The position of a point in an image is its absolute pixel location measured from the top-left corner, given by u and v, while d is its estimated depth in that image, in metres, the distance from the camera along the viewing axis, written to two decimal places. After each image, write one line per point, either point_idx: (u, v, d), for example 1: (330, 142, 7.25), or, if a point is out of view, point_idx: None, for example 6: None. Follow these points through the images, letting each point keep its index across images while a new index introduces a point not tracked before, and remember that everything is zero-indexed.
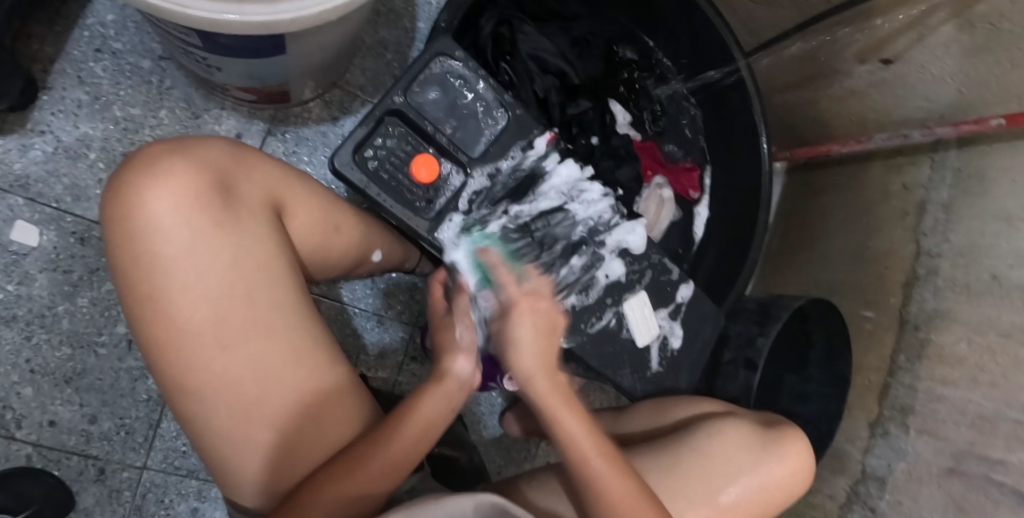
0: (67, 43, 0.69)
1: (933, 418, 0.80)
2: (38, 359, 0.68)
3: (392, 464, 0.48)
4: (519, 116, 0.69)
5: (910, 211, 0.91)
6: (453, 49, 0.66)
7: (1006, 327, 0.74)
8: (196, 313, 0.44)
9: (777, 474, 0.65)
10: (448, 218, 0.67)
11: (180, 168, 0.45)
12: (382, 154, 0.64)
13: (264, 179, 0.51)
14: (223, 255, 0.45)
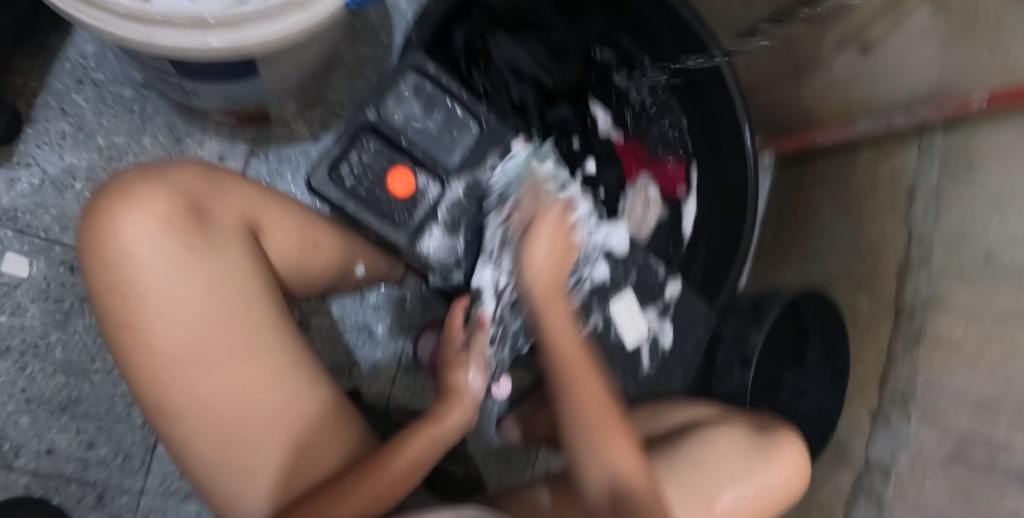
0: (49, 77, 0.70)
1: (934, 405, 0.79)
2: (33, 388, 0.68)
3: (384, 486, 0.48)
4: (494, 125, 0.68)
5: (901, 198, 0.91)
6: (424, 64, 0.65)
7: (1002, 310, 0.74)
8: (173, 336, 0.44)
9: (773, 480, 0.67)
10: (428, 231, 0.64)
11: (154, 194, 0.46)
12: (358, 171, 0.63)
13: (239, 201, 0.51)
14: (198, 277, 0.45)
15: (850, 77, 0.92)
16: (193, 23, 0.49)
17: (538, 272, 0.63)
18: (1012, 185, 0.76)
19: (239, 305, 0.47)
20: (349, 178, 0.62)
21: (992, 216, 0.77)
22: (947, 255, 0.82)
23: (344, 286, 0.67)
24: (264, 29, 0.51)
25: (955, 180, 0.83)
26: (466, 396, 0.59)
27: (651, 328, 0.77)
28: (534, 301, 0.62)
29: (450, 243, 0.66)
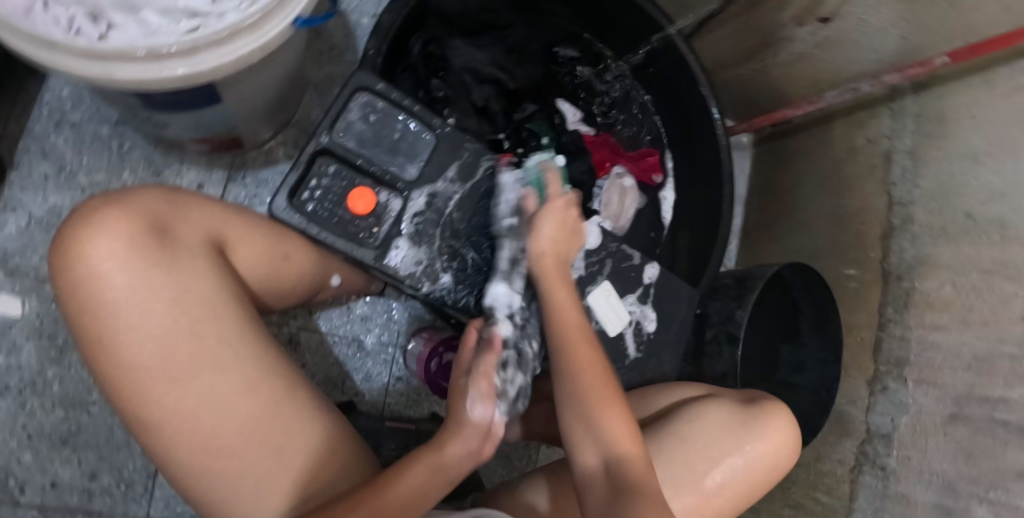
0: (29, 122, 0.73)
1: (929, 366, 0.78)
2: (33, 423, 0.70)
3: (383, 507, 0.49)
4: (451, 134, 0.69)
5: (878, 164, 0.91)
6: (374, 82, 0.66)
7: (988, 265, 0.74)
8: (147, 351, 0.45)
9: (763, 452, 0.68)
10: (395, 244, 0.66)
11: (114, 215, 0.46)
12: (319, 194, 0.64)
13: (201, 219, 0.52)
14: (164, 294, 0.46)
15: (814, 49, 0.91)
16: (147, 55, 0.51)
17: (546, 253, 0.68)
18: (987, 139, 0.76)
19: (208, 319, 0.48)
20: (311, 203, 0.63)
21: (968, 172, 0.78)
22: (927, 215, 0.82)
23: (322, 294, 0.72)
24: (217, 55, 0.53)
25: (929, 139, 0.84)
26: (468, 425, 0.56)
27: (632, 316, 0.77)
28: (541, 276, 0.67)
29: (417, 253, 0.67)
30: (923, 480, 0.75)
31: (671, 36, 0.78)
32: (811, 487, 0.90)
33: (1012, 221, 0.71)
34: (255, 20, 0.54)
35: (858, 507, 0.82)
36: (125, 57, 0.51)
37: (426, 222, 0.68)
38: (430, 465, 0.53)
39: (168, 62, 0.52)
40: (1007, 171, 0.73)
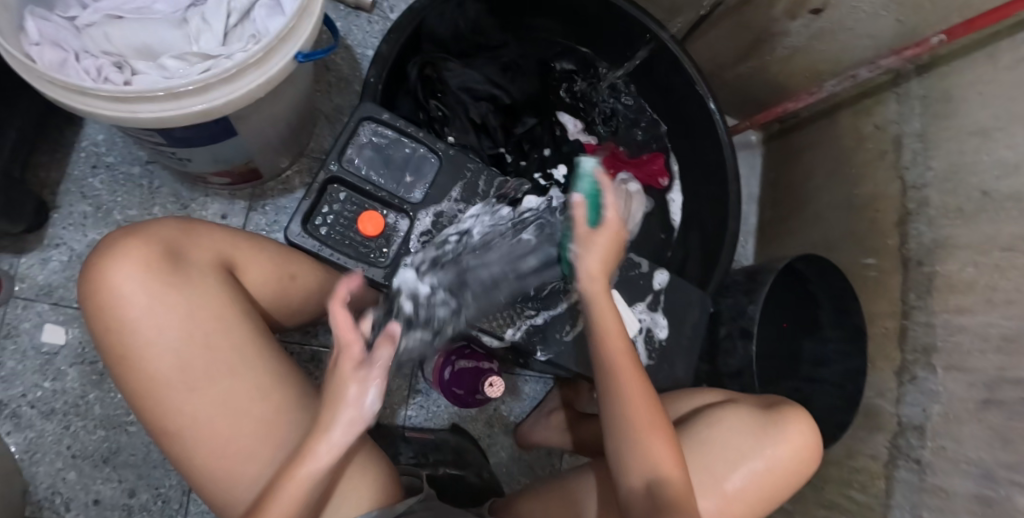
0: (69, 166, 0.80)
1: (958, 351, 0.75)
2: (77, 444, 0.75)
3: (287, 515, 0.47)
4: (454, 155, 0.70)
5: (888, 149, 0.90)
6: (379, 113, 0.68)
7: (1009, 241, 0.71)
8: (165, 363, 0.48)
9: (781, 456, 0.65)
10: (404, 262, 0.67)
11: (132, 240, 0.49)
12: (331, 219, 0.66)
13: (213, 241, 0.55)
14: (178, 312, 0.49)
15: (810, 42, 0.91)
16: (165, 95, 0.54)
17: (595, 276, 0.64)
18: (995, 115, 0.75)
19: (218, 334, 0.50)
20: (321, 228, 0.65)
21: (980, 149, 0.77)
22: (943, 197, 0.81)
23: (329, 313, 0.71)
24: (229, 91, 0.56)
25: (938, 120, 0.83)
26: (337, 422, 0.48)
27: (643, 323, 0.77)
28: (590, 297, 0.64)
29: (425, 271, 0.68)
30: (961, 471, 0.72)
31: (661, 35, 0.80)
32: (845, 485, 0.86)
33: None
34: (259, 57, 0.56)
35: (894, 503, 0.78)
36: (146, 99, 0.54)
37: (433, 239, 0.68)
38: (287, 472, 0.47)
39: (185, 100, 0.55)
40: (1019, 145, 0.71)
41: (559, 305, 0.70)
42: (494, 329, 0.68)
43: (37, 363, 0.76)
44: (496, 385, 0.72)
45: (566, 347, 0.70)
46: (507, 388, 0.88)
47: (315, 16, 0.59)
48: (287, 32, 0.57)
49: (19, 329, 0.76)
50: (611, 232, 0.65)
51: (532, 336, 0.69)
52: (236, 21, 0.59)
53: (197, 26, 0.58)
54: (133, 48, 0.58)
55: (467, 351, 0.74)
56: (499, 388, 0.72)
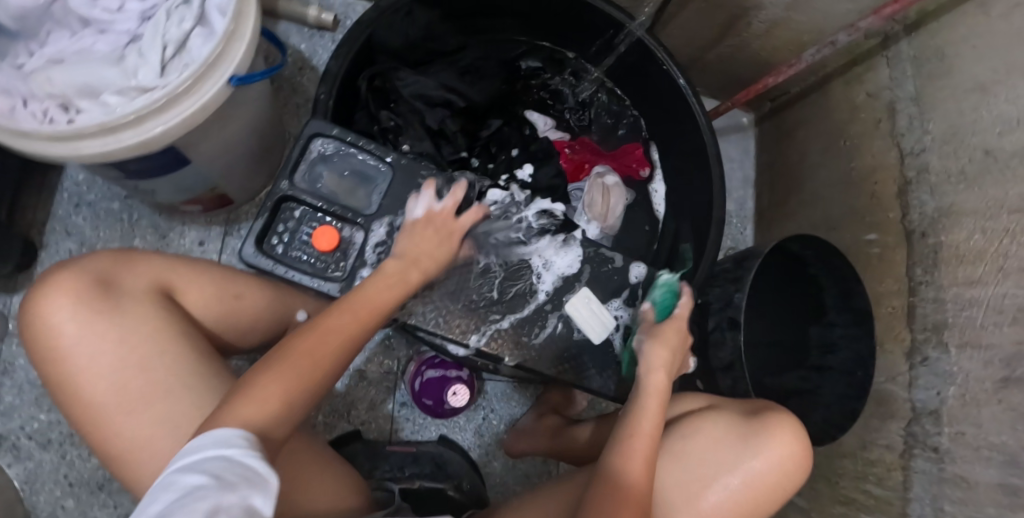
0: (53, 206, 0.83)
1: (971, 326, 0.68)
2: (74, 472, 0.78)
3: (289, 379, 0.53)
4: (405, 163, 0.69)
5: (882, 117, 0.84)
6: (329, 129, 0.67)
7: (1017, 202, 0.65)
8: (101, 387, 0.51)
9: (760, 469, 0.62)
10: (361, 275, 0.66)
11: (62, 276, 0.53)
12: (286, 237, 0.66)
13: (149, 269, 0.57)
14: (109, 338, 0.52)
15: (787, 13, 0.84)
16: (100, 130, 0.56)
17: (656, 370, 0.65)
18: (992, 68, 0.70)
19: (153, 356, 0.52)
20: (277, 246, 0.65)
21: (979, 106, 0.71)
22: (942, 161, 0.75)
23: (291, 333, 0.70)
24: (165, 120, 0.58)
25: (932, 81, 0.77)
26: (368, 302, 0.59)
27: (621, 322, 0.71)
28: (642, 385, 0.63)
29: None
30: (983, 458, 0.65)
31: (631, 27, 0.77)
32: (860, 479, 0.80)
33: None
34: (190, 84, 0.58)
35: (914, 496, 0.72)
36: (85, 136, 0.56)
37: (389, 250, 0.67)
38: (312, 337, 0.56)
39: (123, 134, 0.57)
40: (1021, 97, 0.66)
41: (523, 308, 0.68)
42: (456, 336, 0.66)
43: (33, 397, 0.79)
44: (460, 394, 0.79)
45: (536, 351, 0.68)
46: (495, 396, 0.87)
47: (246, 40, 0.60)
48: (216, 58, 0.58)
49: (15, 364, 0.80)
50: (676, 333, 0.68)
51: (495, 343, 0.67)
52: (173, 52, 0.61)
53: (135, 62, 0.60)
54: (74, 87, 0.59)
55: (437, 359, 0.80)
56: (462, 397, 0.79)
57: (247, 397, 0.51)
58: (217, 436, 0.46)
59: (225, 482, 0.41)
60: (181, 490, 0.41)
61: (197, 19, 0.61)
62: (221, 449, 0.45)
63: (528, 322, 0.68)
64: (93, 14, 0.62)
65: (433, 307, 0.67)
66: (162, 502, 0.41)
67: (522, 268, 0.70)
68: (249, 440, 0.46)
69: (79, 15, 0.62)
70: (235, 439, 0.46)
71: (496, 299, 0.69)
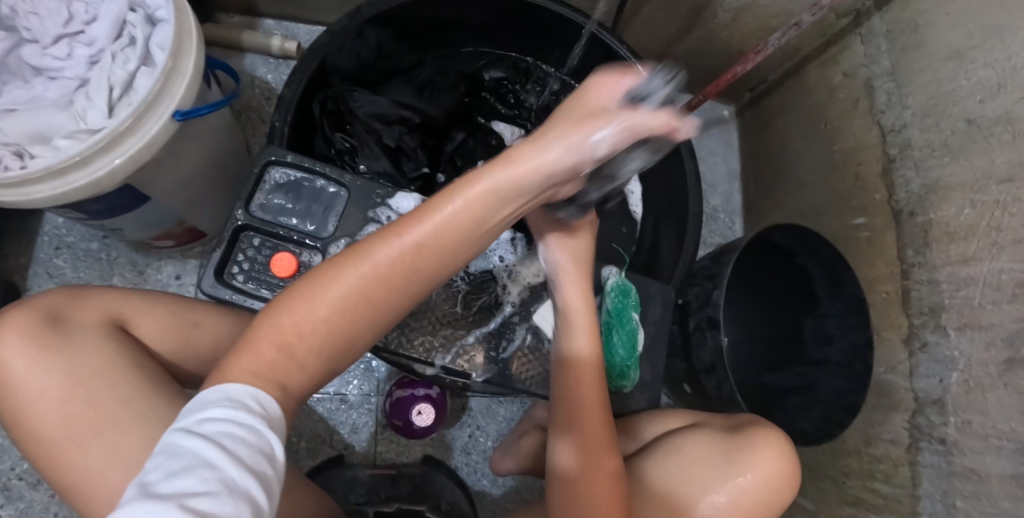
0: (35, 250, 0.87)
1: (969, 307, 0.63)
2: (63, 509, 0.81)
3: (302, 324, 0.45)
4: (362, 181, 0.67)
5: (860, 96, 0.81)
6: (284, 154, 0.66)
7: (1007, 171, 0.61)
8: (51, 422, 0.50)
9: (747, 485, 0.58)
10: None
11: (12, 315, 0.53)
12: (246, 266, 0.64)
13: (100, 304, 0.57)
14: (57, 372, 0.51)
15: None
16: (48, 174, 0.55)
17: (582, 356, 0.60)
18: (965, 34, 0.66)
19: (101, 390, 0.51)
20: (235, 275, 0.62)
21: (956, 75, 0.67)
22: (925, 135, 0.70)
23: None
24: (111, 160, 0.58)
25: (907, 53, 0.74)
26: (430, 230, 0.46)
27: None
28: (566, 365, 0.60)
29: None
30: (993, 448, 0.59)
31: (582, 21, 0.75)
32: (867, 477, 0.75)
33: (1017, 114, 0.60)
34: (132, 123, 0.57)
35: (923, 493, 0.66)
36: (34, 180, 0.55)
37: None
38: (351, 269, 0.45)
39: (71, 176, 0.56)
40: (998, 61, 0.62)
41: (489, 323, 0.66)
42: (421, 356, 0.64)
43: None
44: (425, 414, 0.78)
45: (505, 365, 0.65)
46: (480, 412, 0.87)
47: (188, 76, 0.60)
48: (157, 95, 0.58)
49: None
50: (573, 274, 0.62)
51: (462, 360, 0.64)
52: (120, 93, 0.61)
53: (83, 105, 0.60)
54: (26, 135, 0.60)
55: (406, 379, 0.80)
56: (427, 416, 0.78)
57: (252, 340, 0.45)
58: (232, 392, 0.42)
59: (240, 461, 0.38)
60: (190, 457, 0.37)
61: (142, 59, 0.61)
62: (234, 414, 0.40)
63: (495, 337, 0.65)
64: (43, 62, 0.63)
65: (396, 328, 0.64)
66: (168, 468, 0.36)
67: (490, 283, 0.69)
68: (262, 401, 0.42)
69: (30, 64, 0.63)
70: (249, 404, 0.42)
71: (461, 315, 0.67)
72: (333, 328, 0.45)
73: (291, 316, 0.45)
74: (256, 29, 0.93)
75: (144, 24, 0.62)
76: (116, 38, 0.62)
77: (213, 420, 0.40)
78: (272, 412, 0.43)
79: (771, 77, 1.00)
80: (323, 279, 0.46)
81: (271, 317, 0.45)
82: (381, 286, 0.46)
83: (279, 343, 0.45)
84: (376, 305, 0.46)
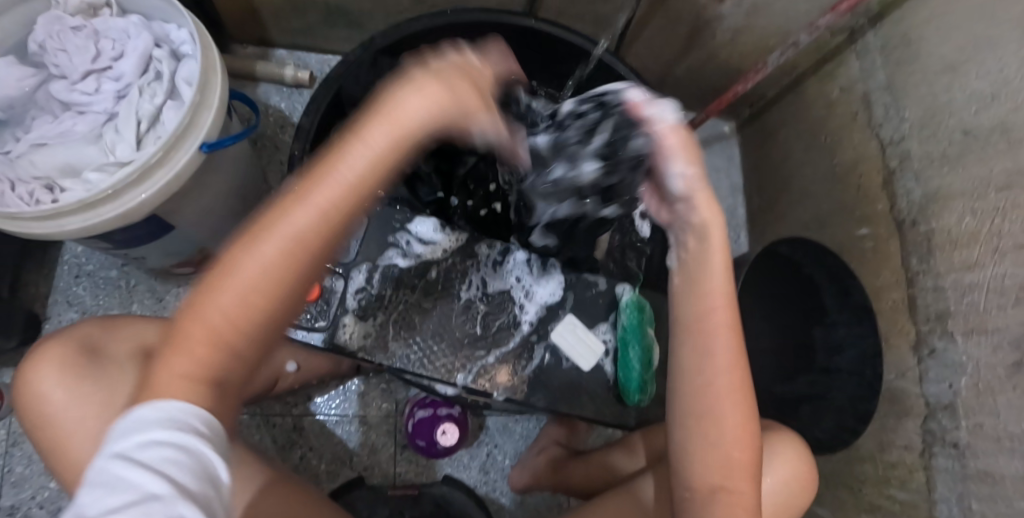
0: (54, 279, 0.88)
1: (975, 312, 0.64)
2: None
3: (241, 307, 0.41)
4: (380, 209, 0.68)
5: (858, 109, 0.83)
6: None
7: (1004, 179, 0.63)
8: (88, 450, 0.51)
9: (768, 489, 0.62)
10: (343, 323, 0.64)
11: (51, 346, 0.55)
12: None
13: (132, 333, 0.59)
14: (92, 401, 0.53)
15: (748, 20, 0.84)
16: (80, 206, 0.57)
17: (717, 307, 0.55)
18: (958, 48, 0.69)
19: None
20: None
21: (951, 86, 0.70)
22: (923, 146, 0.73)
23: (284, 383, 0.75)
24: (141, 191, 0.59)
25: (902, 68, 0.76)
26: (338, 184, 0.42)
27: (610, 346, 0.69)
28: (692, 327, 0.56)
29: (365, 328, 0.65)
30: (1005, 449, 0.60)
31: (588, 45, 0.77)
32: (883, 484, 0.76)
33: (1012, 124, 0.62)
34: (162, 156, 0.59)
35: (939, 497, 0.67)
36: (68, 212, 0.57)
37: (370, 297, 0.66)
38: (272, 234, 0.41)
39: (102, 208, 0.58)
40: (991, 73, 0.65)
41: (508, 342, 0.68)
42: (444, 376, 0.66)
43: (42, 465, 0.84)
44: (449, 433, 0.79)
45: (526, 383, 0.67)
46: (497, 431, 0.88)
47: (213, 108, 0.62)
48: (185, 128, 0.60)
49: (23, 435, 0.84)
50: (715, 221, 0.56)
51: (483, 379, 0.66)
52: (147, 127, 0.63)
53: (112, 139, 0.63)
54: (56, 168, 0.62)
55: (427, 399, 0.81)
56: (451, 436, 0.79)
57: (179, 344, 0.41)
58: (169, 409, 0.40)
59: (181, 492, 0.37)
60: (131, 492, 0.36)
61: (168, 93, 0.64)
62: (174, 437, 0.39)
63: (515, 356, 0.67)
64: (72, 97, 0.65)
65: (418, 350, 0.66)
66: (109, 503, 0.35)
67: (507, 301, 0.69)
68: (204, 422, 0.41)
69: (58, 99, 0.66)
70: (181, 415, 0.40)
71: (481, 335, 0.68)
72: (260, 321, 0.42)
73: (220, 303, 0.41)
74: (270, 60, 0.96)
75: (169, 59, 0.65)
76: (143, 74, 0.65)
77: (151, 445, 0.38)
78: (210, 424, 0.41)
79: (769, 93, 1.02)
80: (248, 260, 0.41)
81: (199, 312, 0.41)
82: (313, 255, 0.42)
83: (209, 345, 0.42)
84: (306, 271, 0.42)
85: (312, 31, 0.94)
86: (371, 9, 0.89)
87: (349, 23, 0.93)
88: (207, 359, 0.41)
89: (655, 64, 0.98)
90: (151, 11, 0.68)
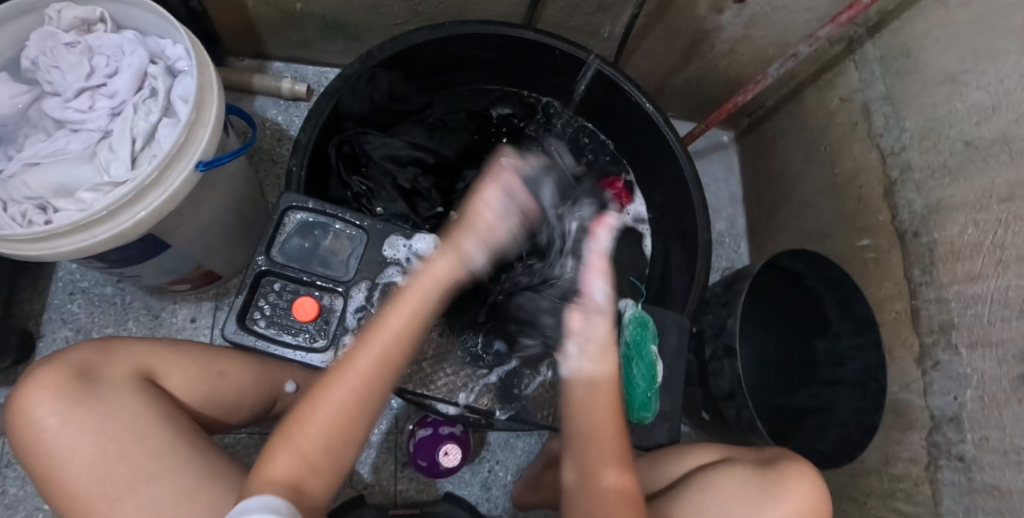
0: (48, 296, 0.87)
1: (979, 324, 0.64)
2: None
3: (322, 429, 0.51)
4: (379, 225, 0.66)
5: (858, 119, 0.83)
6: (304, 200, 0.65)
7: (1006, 190, 0.62)
8: (85, 478, 0.51)
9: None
10: (344, 342, 0.62)
11: (44, 369, 0.54)
12: (268, 311, 0.62)
13: (128, 356, 0.58)
14: (89, 427, 0.52)
15: (746, 30, 0.84)
16: (72, 228, 0.56)
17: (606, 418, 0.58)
18: (958, 58, 0.69)
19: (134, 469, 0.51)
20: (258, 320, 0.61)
21: (951, 97, 0.70)
22: (924, 157, 0.72)
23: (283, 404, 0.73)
24: (135, 213, 0.58)
25: (902, 78, 0.76)
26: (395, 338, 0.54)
27: None
28: (582, 428, 0.58)
29: None
30: (1012, 463, 0.60)
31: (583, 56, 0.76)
32: (888, 496, 0.75)
33: (1014, 135, 0.62)
34: (157, 176, 0.58)
35: (945, 511, 0.67)
36: (59, 235, 0.56)
37: (370, 316, 0.64)
38: (347, 376, 0.52)
39: (95, 231, 0.57)
40: (992, 84, 0.65)
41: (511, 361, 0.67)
42: (445, 396, 0.64)
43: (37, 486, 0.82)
44: (452, 454, 0.78)
45: (528, 402, 0.66)
46: (498, 447, 0.87)
47: (209, 126, 0.61)
48: (180, 147, 0.59)
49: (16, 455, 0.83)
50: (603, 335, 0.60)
51: (486, 398, 0.65)
52: (141, 145, 0.62)
53: (105, 158, 0.62)
54: (50, 188, 0.61)
55: (428, 418, 0.80)
56: (453, 456, 0.78)
57: (277, 457, 0.50)
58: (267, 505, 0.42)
59: None
60: None
61: (164, 111, 0.63)
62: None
63: (518, 374, 0.67)
64: (65, 115, 0.64)
65: (418, 368, 0.65)
66: None
67: None
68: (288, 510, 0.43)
69: (51, 117, 0.64)
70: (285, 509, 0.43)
71: (481, 353, 0.67)
72: (343, 433, 0.52)
73: (307, 429, 0.51)
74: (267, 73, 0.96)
75: (164, 76, 0.64)
76: (138, 91, 0.64)
77: None
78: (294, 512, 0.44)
79: (769, 103, 1.02)
80: (330, 396, 0.51)
81: (289, 438, 0.50)
82: (380, 382, 0.53)
83: (304, 461, 0.50)
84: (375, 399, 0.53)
85: (309, 44, 0.94)
86: (369, 21, 0.88)
87: (346, 36, 0.92)
88: (303, 470, 0.50)
89: (654, 74, 0.98)
90: (146, 26, 0.67)
